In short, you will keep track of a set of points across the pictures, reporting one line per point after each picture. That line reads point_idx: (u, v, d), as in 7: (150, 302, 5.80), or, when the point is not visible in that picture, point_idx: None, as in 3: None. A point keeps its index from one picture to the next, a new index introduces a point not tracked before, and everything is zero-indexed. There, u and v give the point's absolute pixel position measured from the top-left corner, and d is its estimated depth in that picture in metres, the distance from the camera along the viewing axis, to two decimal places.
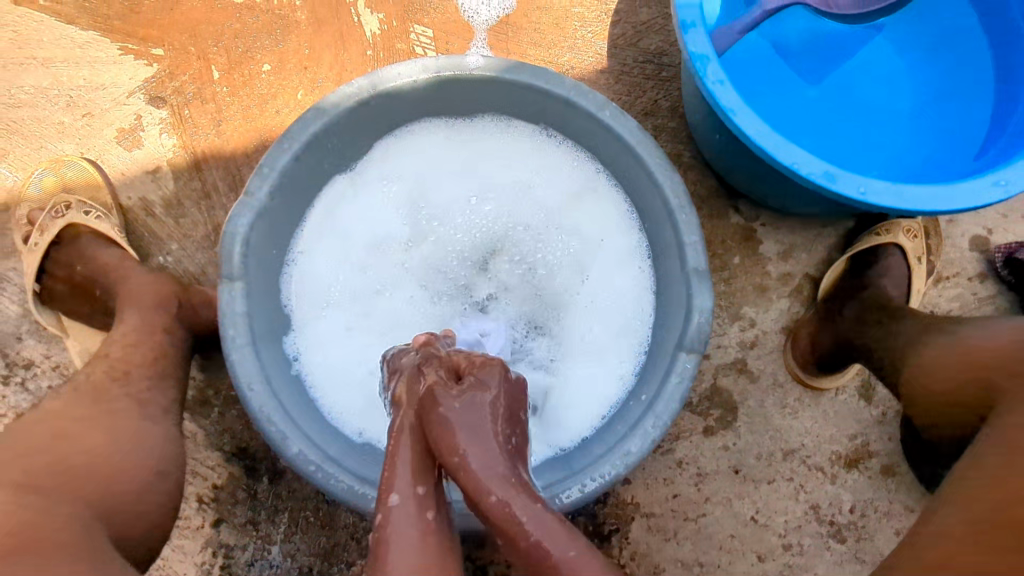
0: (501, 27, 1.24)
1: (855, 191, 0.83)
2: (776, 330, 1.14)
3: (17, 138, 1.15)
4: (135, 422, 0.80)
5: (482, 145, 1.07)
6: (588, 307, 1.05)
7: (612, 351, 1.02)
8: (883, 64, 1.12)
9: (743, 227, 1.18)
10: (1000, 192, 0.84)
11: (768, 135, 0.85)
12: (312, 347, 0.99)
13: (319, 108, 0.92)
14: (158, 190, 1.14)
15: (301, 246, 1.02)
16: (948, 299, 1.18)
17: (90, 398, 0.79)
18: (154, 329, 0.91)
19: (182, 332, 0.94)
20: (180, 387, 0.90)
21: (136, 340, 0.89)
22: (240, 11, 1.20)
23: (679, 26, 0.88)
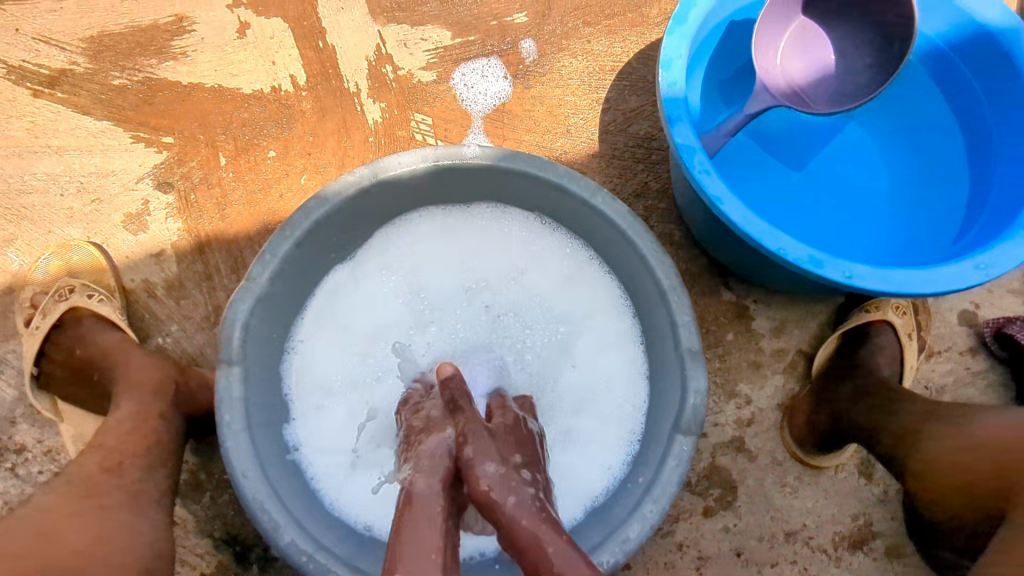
0: (497, 115, 1.31)
1: (840, 275, 0.86)
2: (772, 408, 1.14)
3: (26, 223, 1.18)
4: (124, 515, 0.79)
5: (479, 230, 1.11)
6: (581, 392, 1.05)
7: (604, 438, 1.02)
8: (860, 150, 1.18)
9: (735, 305, 1.20)
10: (980, 275, 0.87)
11: (754, 222, 0.88)
12: (309, 437, 0.99)
13: (322, 196, 0.96)
14: (161, 272, 1.16)
15: (300, 336, 1.03)
16: (941, 373, 1.19)
17: (80, 491, 0.79)
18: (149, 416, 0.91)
19: (175, 417, 0.94)
20: (171, 475, 0.88)
21: (129, 429, 0.88)
22: (248, 101, 1.26)
23: (664, 119, 0.93)
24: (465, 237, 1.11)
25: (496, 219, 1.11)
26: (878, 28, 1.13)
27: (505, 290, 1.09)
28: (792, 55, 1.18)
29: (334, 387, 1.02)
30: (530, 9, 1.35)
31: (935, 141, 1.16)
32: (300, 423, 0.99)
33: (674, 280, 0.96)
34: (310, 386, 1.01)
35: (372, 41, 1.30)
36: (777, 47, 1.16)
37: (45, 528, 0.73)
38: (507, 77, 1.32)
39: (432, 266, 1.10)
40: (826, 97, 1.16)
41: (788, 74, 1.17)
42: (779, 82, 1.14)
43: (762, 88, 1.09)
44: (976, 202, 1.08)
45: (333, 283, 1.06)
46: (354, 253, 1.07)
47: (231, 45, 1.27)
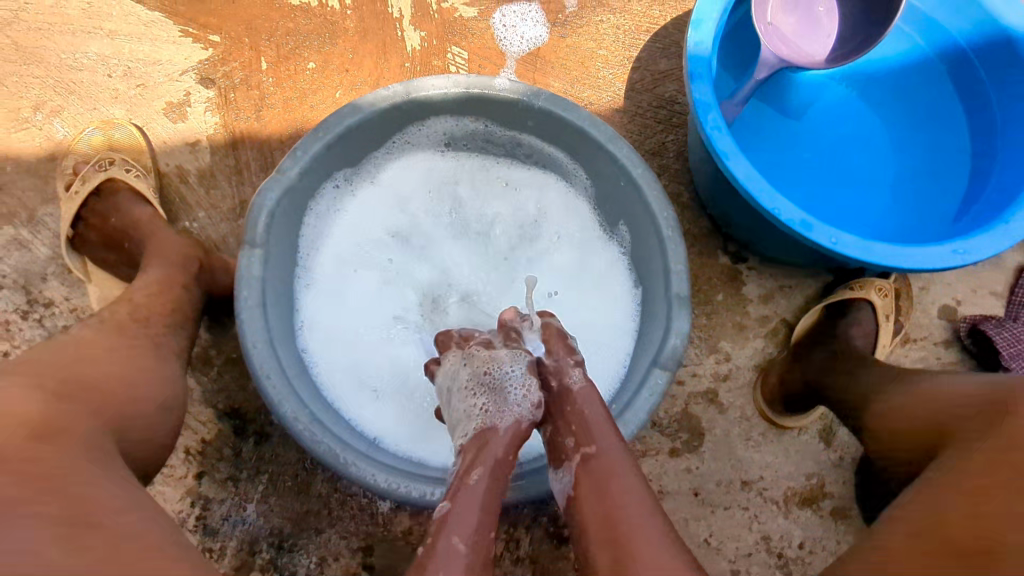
0: (530, 59, 1.36)
1: (826, 240, 0.92)
2: (749, 367, 1.22)
3: (73, 97, 1.24)
4: (157, 356, 0.86)
5: (488, 191, 1.21)
6: (605, 341, 1.11)
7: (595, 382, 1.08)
8: (874, 134, 1.19)
9: (729, 268, 1.26)
10: (958, 259, 0.92)
11: (755, 181, 0.94)
12: (321, 351, 1.06)
13: (356, 105, 1.03)
14: (194, 161, 1.22)
15: (303, 270, 1.09)
16: (913, 360, 1.26)
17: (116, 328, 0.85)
18: (175, 281, 0.98)
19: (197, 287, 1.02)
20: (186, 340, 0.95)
21: (158, 290, 0.96)
22: (296, 13, 1.32)
23: (686, 76, 0.98)
24: (473, 197, 1.20)
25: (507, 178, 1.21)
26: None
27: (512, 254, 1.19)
28: (778, 8, 1.12)
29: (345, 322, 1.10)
30: None
31: (949, 125, 1.18)
32: (315, 339, 1.07)
33: (673, 227, 1.03)
34: (326, 315, 1.09)
35: None
36: (766, 10, 1.10)
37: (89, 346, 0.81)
38: (545, 23, 1.38)
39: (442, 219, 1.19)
40: (817, 48, 1.12)
41: (778, 32, 1.11)
42: (771, 40, 1.09)
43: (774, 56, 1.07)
44: (979, 187, 1.10)
45: (335, 215, 1.13)
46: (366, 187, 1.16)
47: None
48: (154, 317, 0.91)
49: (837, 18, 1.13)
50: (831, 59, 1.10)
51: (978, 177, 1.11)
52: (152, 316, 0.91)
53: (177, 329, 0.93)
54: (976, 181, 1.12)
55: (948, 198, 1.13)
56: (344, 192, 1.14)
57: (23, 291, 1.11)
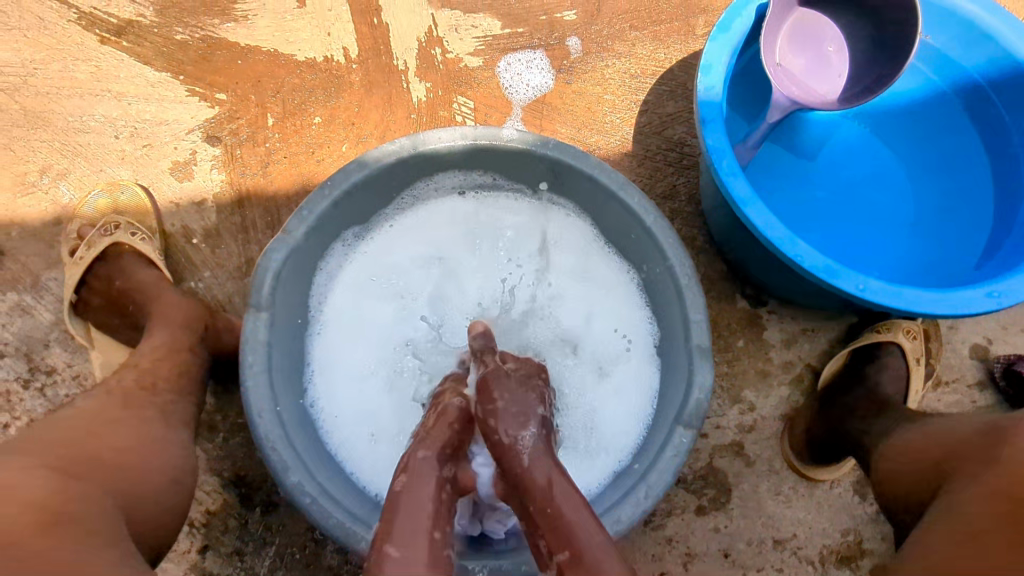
0: (536, 105, 1.35)
1: (854, 287, 0.88)
2: (774, 417, 1.17)
3: (80, 159, 1.24)
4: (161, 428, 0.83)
5: (514, 234, 1.17)
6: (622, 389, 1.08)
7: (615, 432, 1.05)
8: (890, 173, 1.17)
9: (748, 313, 1.22)
10: (994, 302, 0.88)
11: (776, 228, 0.90)
12: (334, 406, 1.04)
13: (362, 161, 1.01)
14: (201, 220, 1.21)
15: (320, 316, 1.08)
16: (947, 403, 1.20)
17: (125, 397, 0.83)
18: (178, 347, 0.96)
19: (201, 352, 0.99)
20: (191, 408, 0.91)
21: (164, 356, 0.93)
22: (301, 68, 1.32)
23: (698, 122, 0.96)
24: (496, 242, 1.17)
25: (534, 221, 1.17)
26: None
27: (535, 303, 1.14)
28: (788, 47, 1.10)
29: (358, 373, 1.07)
30: (580, 8, 1.41)
31: (970, 160, 1.15)
32: (325, 388, 1.05)
33: (691, 276, 1.00)
34: (339, 363, 1.07)
35: (425, 23, 1.36)
36: (775, 49, 1.08)
37: (94, 419, 0.77)
38: (550, 70, 1.37)
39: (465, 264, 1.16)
40: (827, 87, 1.11)
41: (788, 73, 1.09)
42: (782, 83, 1.07)
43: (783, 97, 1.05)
44: (1005, 225, 1.06)
45: (344, 265, 1.10)
46: (388, 231, 1.14)
47: (291, 13, 1.34)
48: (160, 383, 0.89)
49: (846, 54, 1.11)
50: (842, 98, 1.09)
51: (1003, 214, 1.08)
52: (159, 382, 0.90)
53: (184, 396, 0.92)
54: (1001, 218, 1.08)
55: (973, 236, 1.10)
56: (353, 242, 1.11)
57: (27, 358, 1.10)
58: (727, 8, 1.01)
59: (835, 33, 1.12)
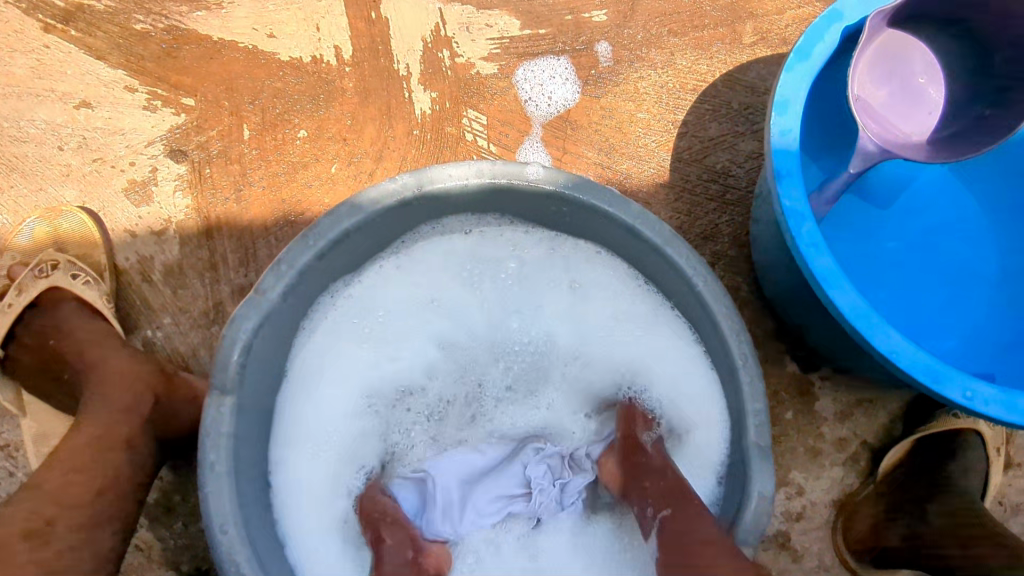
0: (559, 123, 1.16)
1: (961, 393, 0.75)
2: (826, 504, 1.02)
3: (16, 175, 1.04)
4: None
5: (530, 280, 0.95)
6: None
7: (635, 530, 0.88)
8: (974, 225, 0.99)
9: (799, 380, 1.05)
10: None
11: (860, 314, 0.76)
12: (308, 489, 0.85)
13: (355, 203, 0.82)
14: (161, 254, 1.02)
15: (294, 377, 0.88)
16: (1019, 490, 1.05)
17: None
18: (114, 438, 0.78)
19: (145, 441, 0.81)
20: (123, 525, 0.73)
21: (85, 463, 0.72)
22: (284, 69, 1.12)
23: (771, 175, 0.80)
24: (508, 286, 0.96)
25: (555, 265, 0.96)
26: (980, 81, 0.96)
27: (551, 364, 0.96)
28: (870, 78, 0.98)
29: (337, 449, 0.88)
30: (612, 7, 1.21)
31: None
32: (299, 469, 0.86)
33: (749, 357, 0.82)
34: (315, 437, 0.87)
35: (432, 20, 1.15)
36: (856, 78, 0.97)
37: None
38: (576, 81, 1.18)
39: (470, 314, 0.95)
40: (913, 125, 0.99)
41: (868, 107, 0.98)
42: (863, 118, 0.95)
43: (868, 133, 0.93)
44: None
45: (327, 314, 0.90)
46: (377, 272, 0.93)
47: (273, 1, 1.13)
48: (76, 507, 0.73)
49: (939, 91, 1.00)
50: (930, 140, 0.97)
51: None
52: (67, 509, 0.72)
53: (106, 517, 0.75)
54: None
55: None
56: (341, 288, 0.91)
57: None
58: (808, 30, 0.85)
59: (931, 62, 0.99)
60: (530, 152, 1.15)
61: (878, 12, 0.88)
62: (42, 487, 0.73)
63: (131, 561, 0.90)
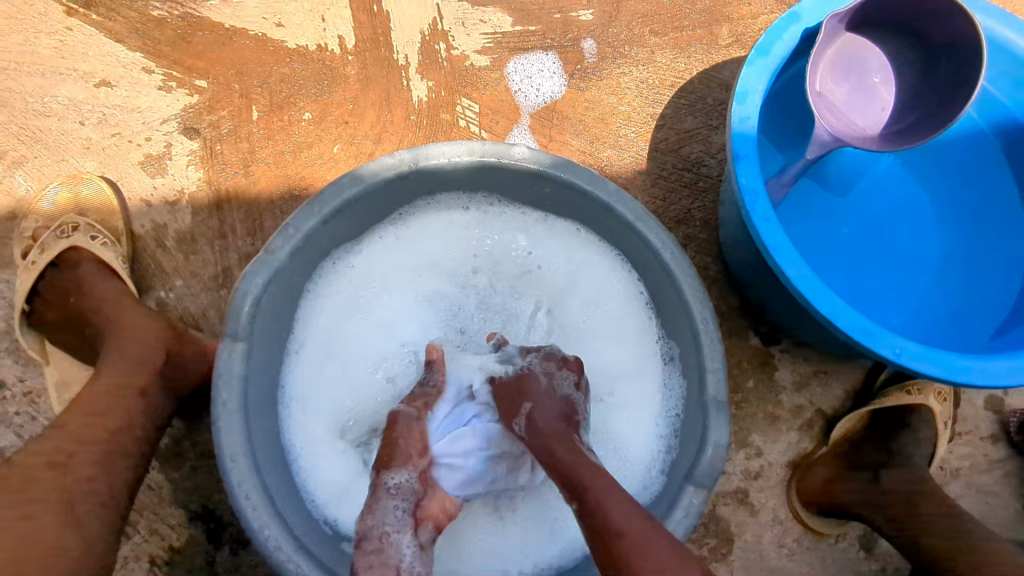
0: (546, 113, 1.25)
1: (892, 351, 0.85)
2: (782, 464, 1.11)
3: (39, 147, 1.12)
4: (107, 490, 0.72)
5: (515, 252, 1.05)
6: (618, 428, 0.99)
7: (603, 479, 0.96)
8: (920, 212, 1.09)
9: (761, 351, 1.15)
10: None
11: (806, 280, 0.86)
12: (308, 434, 0.94)
13: (357, 175, 0.91)
14: (174, 222, 1.10)
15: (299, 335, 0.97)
16: (959, 456, 1.15)
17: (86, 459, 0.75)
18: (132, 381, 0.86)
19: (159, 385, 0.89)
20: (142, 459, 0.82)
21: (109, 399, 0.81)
22: (291, 56, 1.20)
23: (731, 157, 0.89)
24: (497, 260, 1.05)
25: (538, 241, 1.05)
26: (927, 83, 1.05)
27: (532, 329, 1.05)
28: (830, 76, 1.07)
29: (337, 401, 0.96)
30: (597, 8, 1.31)
31: (1004, 206, 1.08)
32: (303, 417, 0.94)
33: (709, 322, 0.91)
34: (317, 389, 0.96)
35: (429, 14, 1.24)
36: (817, 76, 1.05)
37: None
38: (562, 75, 1.27)
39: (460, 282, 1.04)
40: (868, 120, 1.08)
41: (828, 102, 1.07)
42: (822, 110, 1.04)
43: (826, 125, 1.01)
44: None
45: (328, 278, 0.99)
46: (377, 243, 1.01)
47: None
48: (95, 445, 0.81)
49: (893, 91, 1.09)
50: (883, 133, 1.06)
51: None
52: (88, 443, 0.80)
53: (121, 455, 0.83)
54: None
55: (1001, 287, 1.04)
56: (342, 254, 1.00)
57: None
58: (769, 29, 0.95)
59: (883, 64, 1.09)
60: (519, 139, 1.24)
61: (836, 15, 0.97)
62: (64, 427, 0.81)
63: (143, 499, 0.98)
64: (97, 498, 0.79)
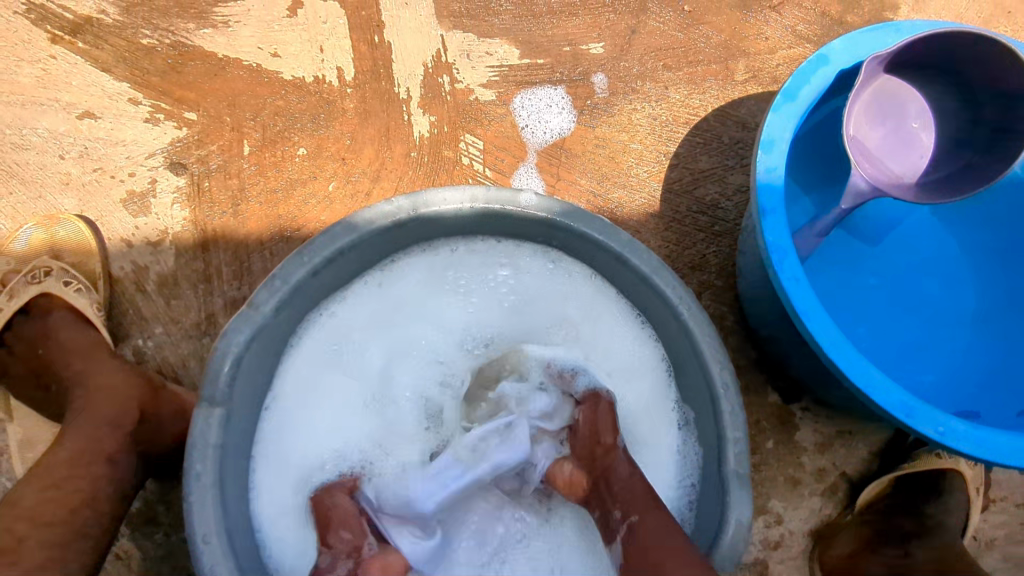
0: (554, 150, 1.19)
1: (931, 428, 0.77)
2: (803, 532, 1.03)
3: (16, 182, 1.05)
4: None
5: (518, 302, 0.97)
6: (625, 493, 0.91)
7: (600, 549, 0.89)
8: (950, 264, 1.02)
9: (780, 410, 1.07)
10: None
11: (837, 347, 0.79)
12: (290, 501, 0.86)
13: (350, 222, 0.84)
14: (156, 264, 1.04)
15: (281, 391, 0.89)
16: (994, 525, 1.06)
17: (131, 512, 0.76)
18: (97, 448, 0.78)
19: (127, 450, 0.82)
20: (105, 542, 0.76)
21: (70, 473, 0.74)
22: (286, 88, 1.14)
23: (756, 209, 0.83)
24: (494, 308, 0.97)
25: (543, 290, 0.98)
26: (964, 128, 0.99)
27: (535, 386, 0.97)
28: (866, 119, 1.03)
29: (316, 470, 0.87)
30: (609, 41, 1.25)
31: None
32: (282, 483, 0.86)
33: (730, 387, 0.83)
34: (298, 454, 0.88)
35: (433, 46, 1.18)
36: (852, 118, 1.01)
37: None
38: (572, 110, 1.21)
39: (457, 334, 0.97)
40: (905, 167, 1.03)
41: (862, 146, 1.02)
42: (857, 157, 0.99)
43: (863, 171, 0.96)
44: None
45: (316, 329, 0.92)
46: (361, 293, 0.94)
47: (279, 22, 1.15)
48: (49, 527, 0.74)
49: (932, 136, 1.04)
50: (920, 181, 1.01)
51: None
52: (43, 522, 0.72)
53: (77, 536, 0.75)
54: None
55: None
56: (331, 304, 0.92)
57: None
58: (795, 73, 0.89)
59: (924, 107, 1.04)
60: (525, 177, 1.17)
61: (874, 58, 0.90)
62: (14, 506, 0.73)
63: (110, 570, 0.90)
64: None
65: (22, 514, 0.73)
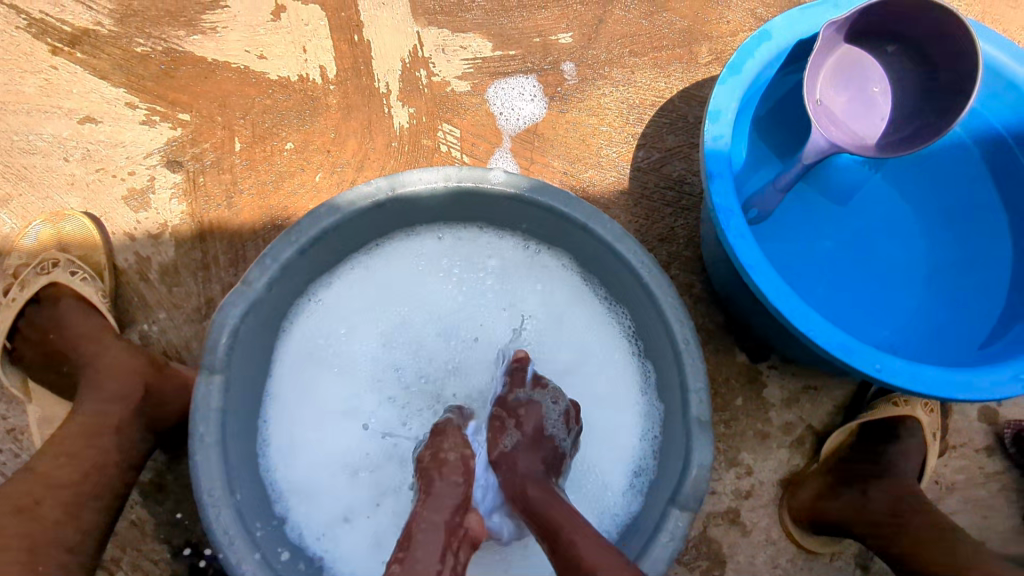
0: (528, 135, 1.26)
1: (870, 367, 0.84)
2: (772, 482, 1.10)
3: (25, 184, 1.13)
4: None
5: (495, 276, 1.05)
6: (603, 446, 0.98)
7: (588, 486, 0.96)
8: (902, 224, 1.09)
9: (748, 368, 1.14)
10: (1001, 391, 0.85)
11: (781, 297, 0.85)
12: (291, 466, 0.94)
13: (333, 204, 0.91)
14: (157, 256, 1.11)
15: (280, 369, 0.98)
16: (954, 470, 1.13)
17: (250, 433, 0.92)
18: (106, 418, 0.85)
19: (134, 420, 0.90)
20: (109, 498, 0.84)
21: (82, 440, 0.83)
22: (273, 88, 1.21)
23: (705, 175, 0.89)
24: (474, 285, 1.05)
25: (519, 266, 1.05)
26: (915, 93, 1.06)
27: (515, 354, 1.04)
28: (831, 85, 1.08)
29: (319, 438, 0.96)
30: (577, 30, 1.32)
31: (987, 216, 1.08)
32: (285, 452, 0.94)
33: (690, 341, 0.89)
34: (296, 429, 0.96)
35: (410, 42, 1.26)
36: (818, 84, 1.06)
37: None
38: (543, 98, 1.28)
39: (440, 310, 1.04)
40: (870, 128, 1.09)
41: (828, 111, 1.08)
42: (824, 121, 1.05)
43: (825, 132, 1.02)
44: None
45: (309, 310, 1.00)
46: (350, 275, 1.02)
47: (264, 26, 1.23)
48: (63, 489, 0.81)
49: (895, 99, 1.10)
50: (885, 141, 1.07)
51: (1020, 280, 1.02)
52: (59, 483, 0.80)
53: (90, 499, 0.82)
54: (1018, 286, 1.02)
55: (985, 300, 1.04)
56: (322, 286, 1.00)
57: None
58: (742, 46, 0.96)
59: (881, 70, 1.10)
60: (500, 162, 1.24)
61: (830, 24, 0.97)
62: (34, 471, 0.81)
63: (126, 535, 0.97)
64: (62, 546, 0.78)
65: (41, 477, 0.80)
